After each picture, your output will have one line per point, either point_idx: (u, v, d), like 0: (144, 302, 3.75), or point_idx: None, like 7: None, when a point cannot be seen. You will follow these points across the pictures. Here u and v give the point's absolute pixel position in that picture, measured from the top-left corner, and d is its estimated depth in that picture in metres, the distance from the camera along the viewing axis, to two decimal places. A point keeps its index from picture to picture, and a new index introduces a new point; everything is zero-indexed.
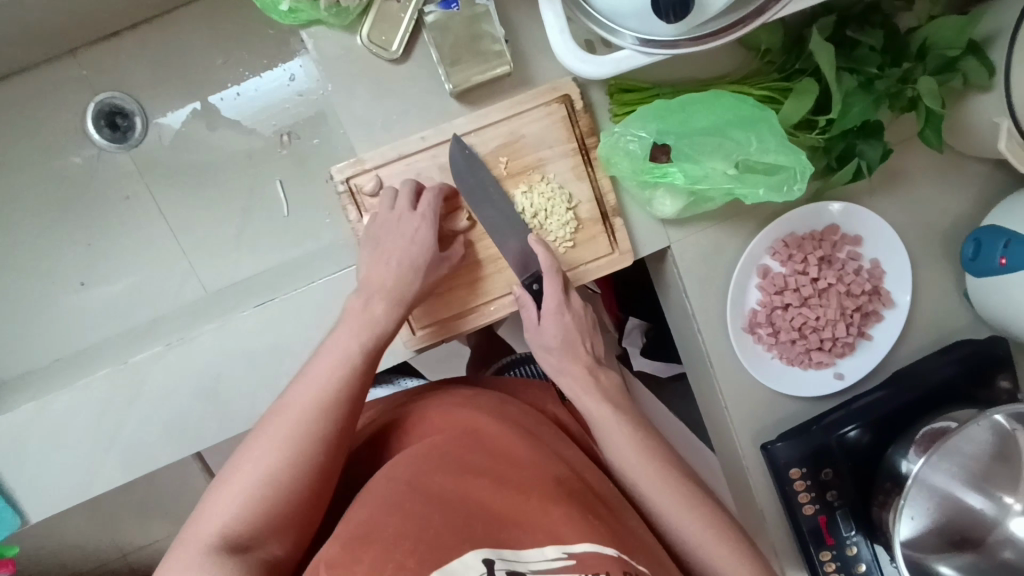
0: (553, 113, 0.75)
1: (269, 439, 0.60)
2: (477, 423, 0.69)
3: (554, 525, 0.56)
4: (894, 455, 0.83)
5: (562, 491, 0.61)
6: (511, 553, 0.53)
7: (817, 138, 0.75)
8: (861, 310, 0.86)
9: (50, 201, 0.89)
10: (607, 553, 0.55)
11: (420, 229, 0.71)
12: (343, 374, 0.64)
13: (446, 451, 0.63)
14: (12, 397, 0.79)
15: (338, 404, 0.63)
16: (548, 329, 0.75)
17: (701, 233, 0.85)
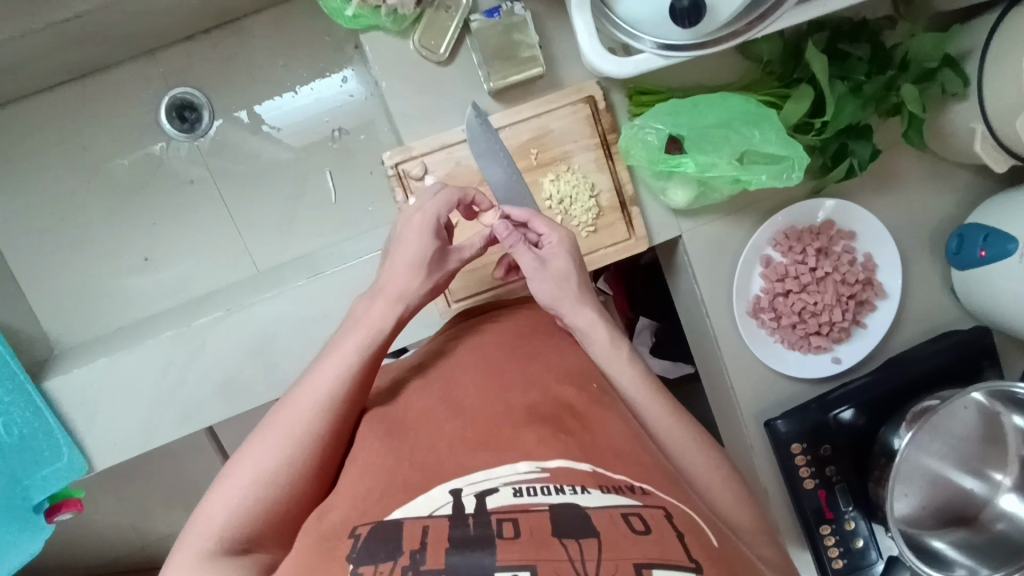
0: (578, 111, 0.85)
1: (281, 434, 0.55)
2: (457, 368, 0.65)
3: (527, 445, 0.52)
4: (886, 434, 0.89)
5: (536, 417, 0.56)
6: (480, 476, 0.49)
7: (814, 138, 0.84)
8: (856, 298, 0.93)
9: (124, 183, 1.01)
10: (582, 467, 0.50)
11: (418, 220, 0.67)
12: (357, 360, 0.59)
13: (426, 398, 0.61)
14: (91, 355, 0.90)
15: (343, 393, 0.58)
16: (539, 282, 0.69)
17: (709, 224, 0.93)
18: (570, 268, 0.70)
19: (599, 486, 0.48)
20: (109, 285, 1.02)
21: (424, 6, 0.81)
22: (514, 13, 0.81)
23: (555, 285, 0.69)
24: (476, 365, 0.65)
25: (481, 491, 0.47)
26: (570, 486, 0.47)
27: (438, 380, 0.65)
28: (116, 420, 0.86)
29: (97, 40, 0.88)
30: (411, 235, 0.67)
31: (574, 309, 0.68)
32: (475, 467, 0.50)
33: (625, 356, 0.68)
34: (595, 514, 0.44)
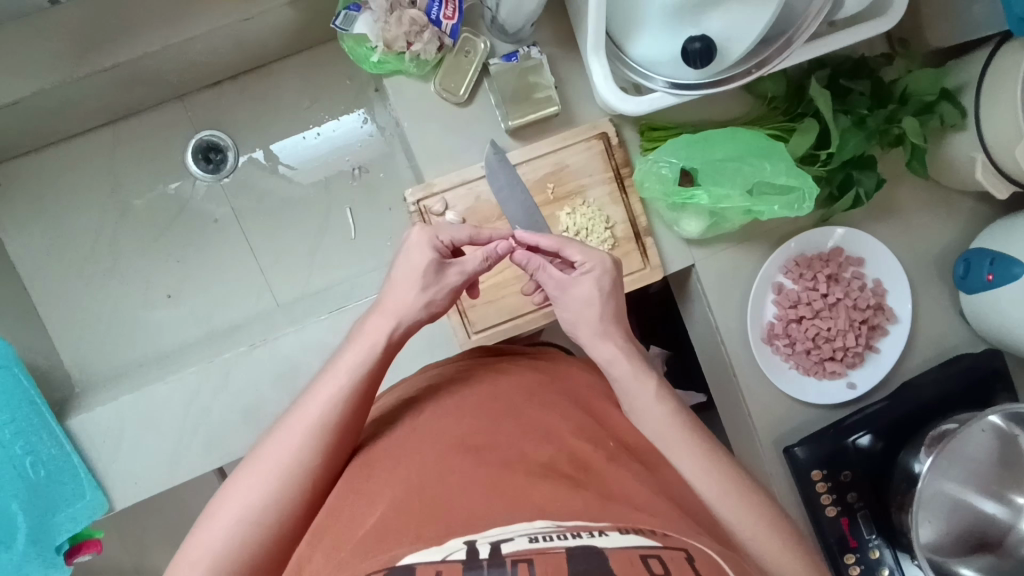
0: (593, 147, 0.88)
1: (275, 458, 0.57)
2: (465, 411, 0.63)
3: (543, 504, 0.49)
4: (906, 458, 0.90)
5: (552, 478, 0.54)
6: (497, 527, 0.46)
7: (820, 169, 0.87)
8: (868, 323, 0.95)
9: (149, 223, 1.04)
10: (599, 520, 0.47)
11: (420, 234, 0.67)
12: (356, 394, 0.60)
13: (433, 441, 0.58)
14: (114, 391, 0.91)
15: (333, 432, 0.59)
16: (563, 308, 0.73)
17: (721, 253, 0.96)
18: (592, 297, 0.71)
19: (618, 531, 0.46)
20: (132, 321, 1.03)
21: (445, 51, 0.85)
22: (530, 57, 0.85)
23: (576, 311, 0.71)
24: (484, 414, 0.63)
25: (499, 538, 0.44)
26: (589, 532, 0.45)
27: (447, 418, 0.62)
28: (139, 456, 0.86)
29: (131, 87, 0.92)
30: (410, 268, 0.66)
31: (595, 340, 0.71)
32: (490, 520, 0.47)
33: (642, 389, 0.69)
34: (613, 554, 0.41)
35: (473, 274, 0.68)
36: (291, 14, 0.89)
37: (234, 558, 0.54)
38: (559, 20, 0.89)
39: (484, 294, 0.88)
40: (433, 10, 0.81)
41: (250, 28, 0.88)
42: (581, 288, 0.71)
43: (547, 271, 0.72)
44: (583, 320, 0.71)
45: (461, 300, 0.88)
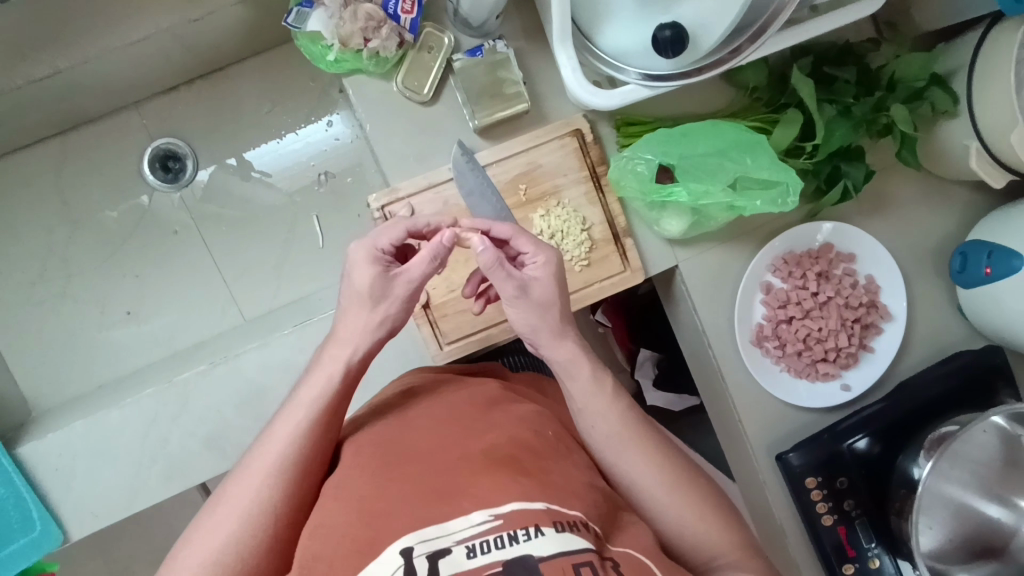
0: (567, 145, 0.84)
1: (225, 517, 0.55)
2: (409, 416, 0.64)
3: (480, 491, 0.51)
4: (905, 463, 0.85)
5: (492, 459, 0.55)
6: (433, 530, 0.47)
7: (806, 162, 0.83)
8: (861, 322, 0.91)
9: (106, 236, 0.99)
10: (536, 507, 0.49)
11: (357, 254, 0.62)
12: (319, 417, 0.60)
13: (376, 447, 0.59)
14: (69, 416, 0.86)
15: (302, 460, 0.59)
16: (517, 313, 0.65)
17: (706, 252, 0.91)
18: (550, 299, 0.65)
19: (553, 526, 0.48)
20: (91, 341, 0.99)
21: (406, 47, 0.80)
22: (497, 51, 0.81)
23: (533, 315, 0.65)
24: (428, 414, 0.63)
25: (434, 552, 0.46)
26: (525, 530, 0.47)
27: (402, 421, 0.62)
28: (94, 485, 0.82)
29: (79, 94, 0.88)
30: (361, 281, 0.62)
31: (553, 343, 0.66)
32: (427, 518, 0.48)
33: (608, 399, 0.65)
34: (546, 564, 0.44)
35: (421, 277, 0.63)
36: (242, 13, 0.85)
37: None
38: (525, 12, 0.84)
39: (456, 303, 0.83)
40: (390, 4, 0.77)
41: (199, 29, 0.84)
42: (540, 287, 0.65)
43: (506, 273, 0.63)
44: (535, 324, 0.65)
45: (431, 310, 0.83)
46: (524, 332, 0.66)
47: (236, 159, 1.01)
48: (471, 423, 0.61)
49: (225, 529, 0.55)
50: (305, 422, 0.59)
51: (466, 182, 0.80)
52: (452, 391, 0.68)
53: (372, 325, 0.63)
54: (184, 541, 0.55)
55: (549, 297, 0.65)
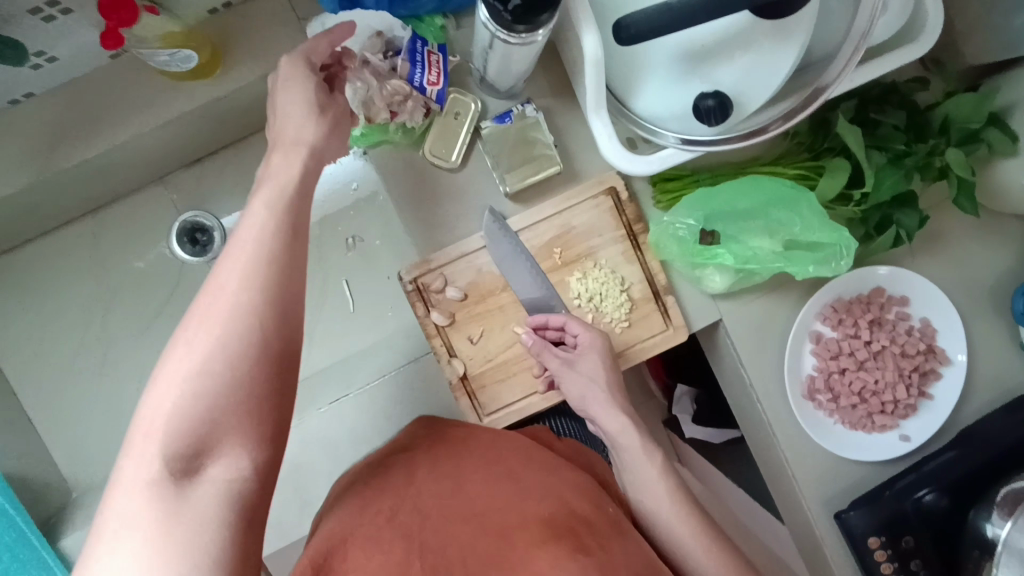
0: (601, 204, 0.81)
1: (170, 397, 0.44)
2: (464, 462, 0.67)
3: (542, 571, 0.54)
4: (976, 519, 0.79)
5: (551, 532, 0.58)
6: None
7: (853, 210, 0.80)
8: (920, 370, 0.86)
9: (137, 309, 0.99)
10: None
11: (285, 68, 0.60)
12: (278, 222, 0.51)
13: (433, 490, 0.63)
14: None
15: (268, 362, 0.48)
16: (584, 363, 0.77)
17: (750, 304, 0.88)
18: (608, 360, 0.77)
19: None
20: (128, 416, 0.99)
21: (433, 116, 0.79)
22: (526, 115, 0.80)
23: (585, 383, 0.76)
24: (484, 462, 0.67)
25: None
26: None
27: (460, 468, 0.66)
28: None
29: (107, 176, 0.88)
30: (296, 107, 0.59)
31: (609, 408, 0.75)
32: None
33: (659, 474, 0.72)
34: None
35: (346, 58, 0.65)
36: (267, 87, 0.84)
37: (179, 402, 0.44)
38: (552, 70, 0.82)
39: (495, 372, 0.81)
40: (416, 76, 0.74)
41: (223, 107, 0.83)
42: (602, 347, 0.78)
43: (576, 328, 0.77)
44: (595, 381, 0.76)
45: (469, 380, 0.81)
46: (583, 389, 0.76)
47: None
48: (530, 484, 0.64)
49: (164, 421, 0.44)
50: (275, 227, 0.51)
51: (499, 250, 0.79)
52: (505, 442, 0.71)
53: (325, 127, 0.59)
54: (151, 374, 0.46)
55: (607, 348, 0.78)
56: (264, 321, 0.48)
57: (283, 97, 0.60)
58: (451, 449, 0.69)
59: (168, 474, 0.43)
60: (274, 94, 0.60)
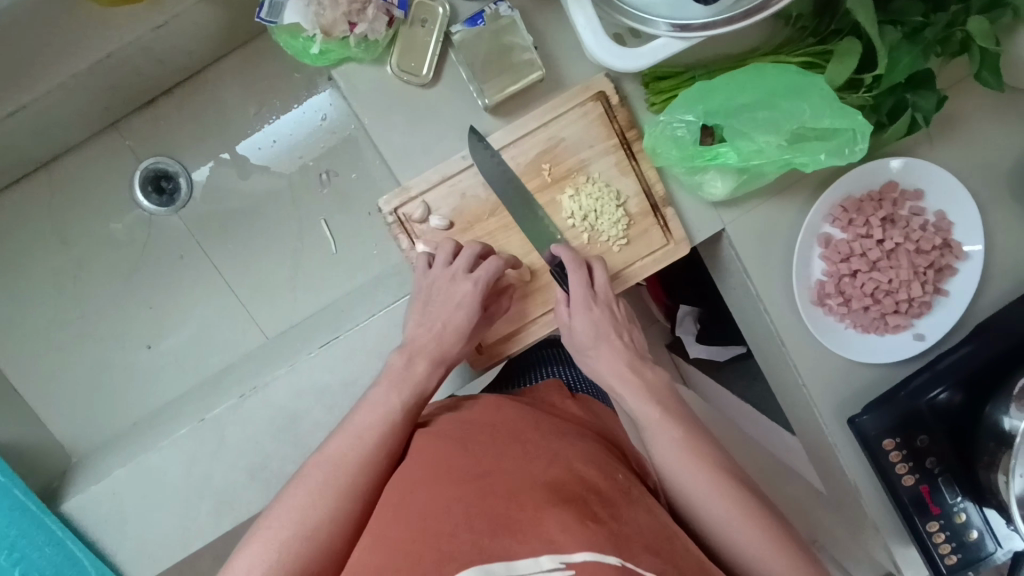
0: (589, 112, 0.75)
1: (251, 559, 0.58)
2: (466, 429, 0.66)
3: (550, 531, 0.51)
4: (993, 413, 0.77)
5: (561, 495, 0.55)
6: (501, 568, 0.49)
7: (865, 97, 0.73)
8: (935, 267, 0.82)
9: (112, 267, 0.96)
10: (609, 563, 0.49)
11: (465, 295, 0.71)
12: (382, 434, 0.66)
13: (435, 462, 0.61)
14: (110, 463, 0.85)
15: (359, 485, 0.63)
16: (578, 322, 0.74)
17: (754, 210, 0.83)
18: (604, 320, 0.74)
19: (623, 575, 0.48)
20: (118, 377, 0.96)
21: (397, 25, 0.72)
22: (501, 16, 0.72)
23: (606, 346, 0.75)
24: (488, 426, 0.66)
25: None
26: None
27: (462, 437, 0.64)
28: (149, 529, 0.81)
29: (55, 125, 0.82)
30: (449, 301, 0.73)
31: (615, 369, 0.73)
32: (494, 554, 0.50)
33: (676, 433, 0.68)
34: None
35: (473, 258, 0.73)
36: (213, 10, 0.76)
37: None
38: None
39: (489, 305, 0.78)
40: None
41: (167, 36, 0.76)
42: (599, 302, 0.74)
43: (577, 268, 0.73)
44: (591, 342, 0.74)
45: None
46: (581, 346, 0.75)
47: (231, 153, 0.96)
48: (534, 450, 0.62)
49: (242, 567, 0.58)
50: (362, 441, 0.65)
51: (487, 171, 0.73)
52: (509, 407, 0.70)
53: (471, 308, 0.72)
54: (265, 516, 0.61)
55: (602, 300, 0.74)
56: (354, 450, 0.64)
57: (445, 296, 0.73)
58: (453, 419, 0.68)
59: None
60: (432, 293, 0.74)
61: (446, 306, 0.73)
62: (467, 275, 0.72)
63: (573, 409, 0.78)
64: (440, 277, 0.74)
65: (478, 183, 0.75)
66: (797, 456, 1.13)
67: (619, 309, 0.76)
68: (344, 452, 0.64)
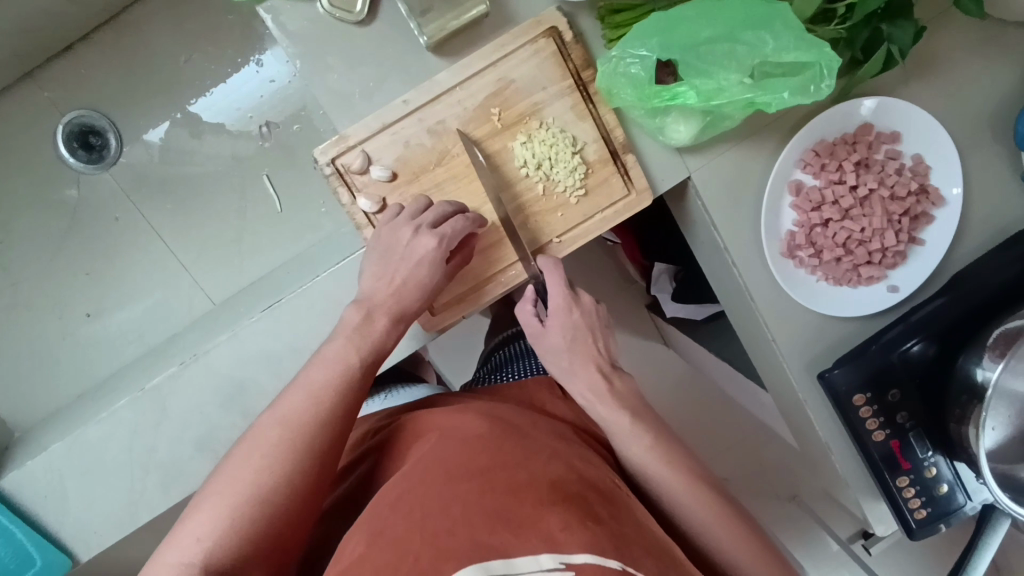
0: (542, 50, 0.69)
1: (205, 521, 0.54)
2: (465, 430, 0.65)
3: (551, 531, 0.51)
4: (966, 364, 0.74)
5: (560, 495, 0.55)
6: (501, 565, 0.48)
7: (838, 28, 0.68)
8: (910, 214, 0.78)
9: (54, 231, 1.06)
10: (610, 566, 0.49)
11: (422, 242, 0.66)
12: (344, 387, 0.62)
13: (436, 461, 0.60)
14: (48, 437, 0.81)
15: (319, 447, 0.59)
16: (554, 328, 0.71)
17: (721, 156, 0.78)
18: (582, 326, 0.71)
19: None
20: (76, 350, 1.05)
21: None
22: None
23: (578, 358, 0.71)
24: (489, 427, 0.66)
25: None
26: None
27: (461, 437, 0.64)
28: (92, 504, 0.78)
29: None
30: (397, 249, 0.67)
31: (581, 364, 0.71)
32: (495, 551, 0.49)
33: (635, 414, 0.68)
34: None
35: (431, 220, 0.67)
36: None
37: (216, 552, 0.53)
38: None
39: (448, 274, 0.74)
40: None
41: None
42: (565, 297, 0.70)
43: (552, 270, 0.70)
44: (569, 350, 0.71)
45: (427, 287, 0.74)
46: (554, 351, 0.71)
47: (184, 113, 1.09)
48: (533, 451, 0.62)
49: (193, 532, 0.53)
50: (314, 405, 0.60)
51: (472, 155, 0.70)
52: (507, 414, 0.70)
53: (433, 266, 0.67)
54: (216, 477, 0.57)
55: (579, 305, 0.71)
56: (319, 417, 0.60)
57: (396, 244, 0.67)
58: (454, 421, 0.68)
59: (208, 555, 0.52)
60: (388, 243, 0.67)
61: (403, 259, 0.66)
62: (432, 229, 0.66)
63: (563, 409, 0.79)
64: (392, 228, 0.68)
65: (422, 130, 0.69)
66: (772, 414, 1.11)
67: (597, 316, 0.73)
68: (303, 416, 0.59)
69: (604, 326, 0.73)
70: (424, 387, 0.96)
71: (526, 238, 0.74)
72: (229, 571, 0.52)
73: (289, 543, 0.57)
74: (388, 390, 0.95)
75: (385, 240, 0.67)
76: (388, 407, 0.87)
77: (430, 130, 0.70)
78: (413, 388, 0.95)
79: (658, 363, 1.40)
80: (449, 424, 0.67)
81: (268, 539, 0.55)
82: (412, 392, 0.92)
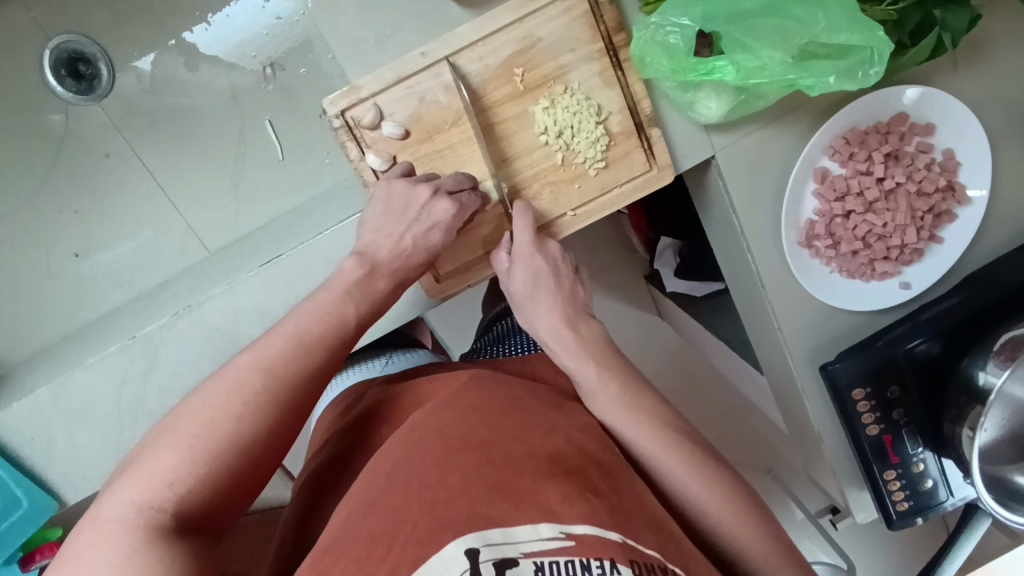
0: (573, 8, 0.64)
1: (166, 459, 0.50)
2: (466, 400, 0.64)
3: (550, 503, 0.50)
4: (969, 367, 0.74)
5: (562, 470, 0.55)
6: (499, 535, 0.47)
7: (888, 9, 0.64)
8: (934, 212, 0.76)
9: (41, 163, 1.01)
10: (611, 539, 0.48)
11: (432, 206, 0.64)
12: (339, 350, 0.60)
13: (435, 433, 0.59)
14: (34, 378, 0.79)
15: (305, 403, 0.57)
16: (518, 269, 0.68)
17: (749, 136, 0.75)
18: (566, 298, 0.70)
19: (630, 565, 0.47)
20: (60, 287, 1.01)
21: None
22: None
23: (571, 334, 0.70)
24: (493, 401, 0.64)
25: (502, 559, 0.45)
26: (600, 562, 0.46)
27: (463, 410, 0.62)
28: (80, 450, 0.77)
29: None
30: (398, 213, 0.64)
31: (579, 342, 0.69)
32: (494, 521, 0.48)
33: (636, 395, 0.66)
34: None
35: (443, 185, 0.64)
36: None
37: (181, 491, 0.49)
38: None
39: (459, 245, 0.72)
40: None
41: None
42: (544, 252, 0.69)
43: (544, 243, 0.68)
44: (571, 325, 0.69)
45: (441, 264, 0.72)
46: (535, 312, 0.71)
47: (180, 43, 1.03)
48: (537, 425, 0.61)
49: (160, 474, 0.49)
50: (308, 364, 0.57)
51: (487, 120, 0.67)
52: (509, 385, 0.69)
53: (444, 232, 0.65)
54: (178, 411, 0.53)
55: (564, 279, 0.70)
56: (315, 380, 0.57)
57: (400, 205, 0.64)
58: (457, 393, 0.66)
59: (171, 498, 0.49)
60: (390, 202, 0.64)
61: (406, 220, 0.64)
62: (449, 195, 0.64)
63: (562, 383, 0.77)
64: (398, 184, 0.64)
65: (439, 86, 0.65)
66: (764, 396, 1.12)
67: (563, 260, 0.71)
68: (290, 370, 0.56)
69: (570, 272, 0.71)
70: (421, 354, 0.94)
71: (539, 209, 0.71)
72: (195, 517, 0.50)
73: (255, 486, 0.54)
74: (386, 353, 0.94)
75: (389, 198, 0.64)
76: (386, 373, 0.85)
77: (447, 86, 0.65)
78: (409, 353, 0.94)
79: (653, 338, 1.39)
80: (451, 397, 0.66)
81: (236, 488, 0.52)
82: (409, 359, 0.91)
